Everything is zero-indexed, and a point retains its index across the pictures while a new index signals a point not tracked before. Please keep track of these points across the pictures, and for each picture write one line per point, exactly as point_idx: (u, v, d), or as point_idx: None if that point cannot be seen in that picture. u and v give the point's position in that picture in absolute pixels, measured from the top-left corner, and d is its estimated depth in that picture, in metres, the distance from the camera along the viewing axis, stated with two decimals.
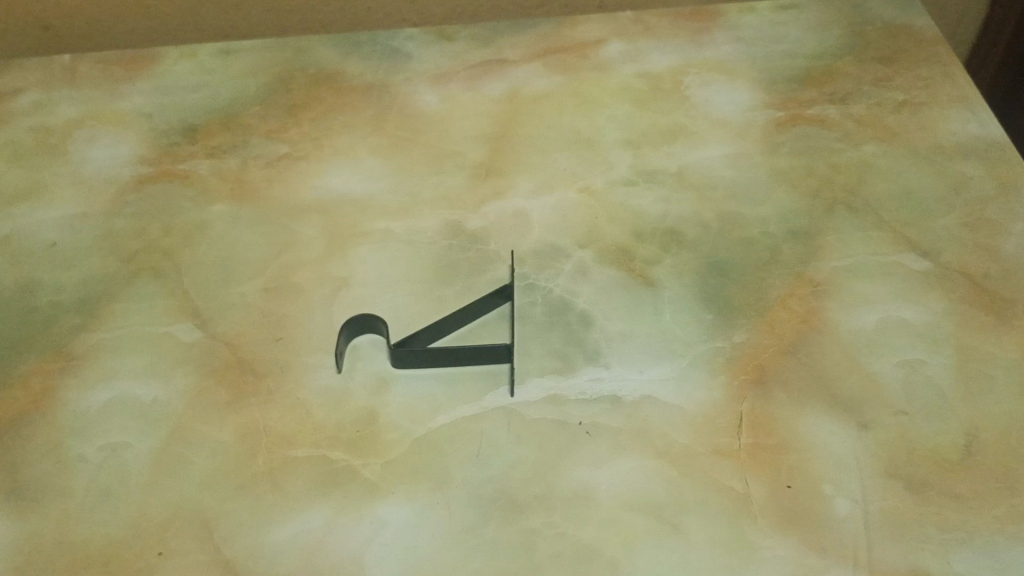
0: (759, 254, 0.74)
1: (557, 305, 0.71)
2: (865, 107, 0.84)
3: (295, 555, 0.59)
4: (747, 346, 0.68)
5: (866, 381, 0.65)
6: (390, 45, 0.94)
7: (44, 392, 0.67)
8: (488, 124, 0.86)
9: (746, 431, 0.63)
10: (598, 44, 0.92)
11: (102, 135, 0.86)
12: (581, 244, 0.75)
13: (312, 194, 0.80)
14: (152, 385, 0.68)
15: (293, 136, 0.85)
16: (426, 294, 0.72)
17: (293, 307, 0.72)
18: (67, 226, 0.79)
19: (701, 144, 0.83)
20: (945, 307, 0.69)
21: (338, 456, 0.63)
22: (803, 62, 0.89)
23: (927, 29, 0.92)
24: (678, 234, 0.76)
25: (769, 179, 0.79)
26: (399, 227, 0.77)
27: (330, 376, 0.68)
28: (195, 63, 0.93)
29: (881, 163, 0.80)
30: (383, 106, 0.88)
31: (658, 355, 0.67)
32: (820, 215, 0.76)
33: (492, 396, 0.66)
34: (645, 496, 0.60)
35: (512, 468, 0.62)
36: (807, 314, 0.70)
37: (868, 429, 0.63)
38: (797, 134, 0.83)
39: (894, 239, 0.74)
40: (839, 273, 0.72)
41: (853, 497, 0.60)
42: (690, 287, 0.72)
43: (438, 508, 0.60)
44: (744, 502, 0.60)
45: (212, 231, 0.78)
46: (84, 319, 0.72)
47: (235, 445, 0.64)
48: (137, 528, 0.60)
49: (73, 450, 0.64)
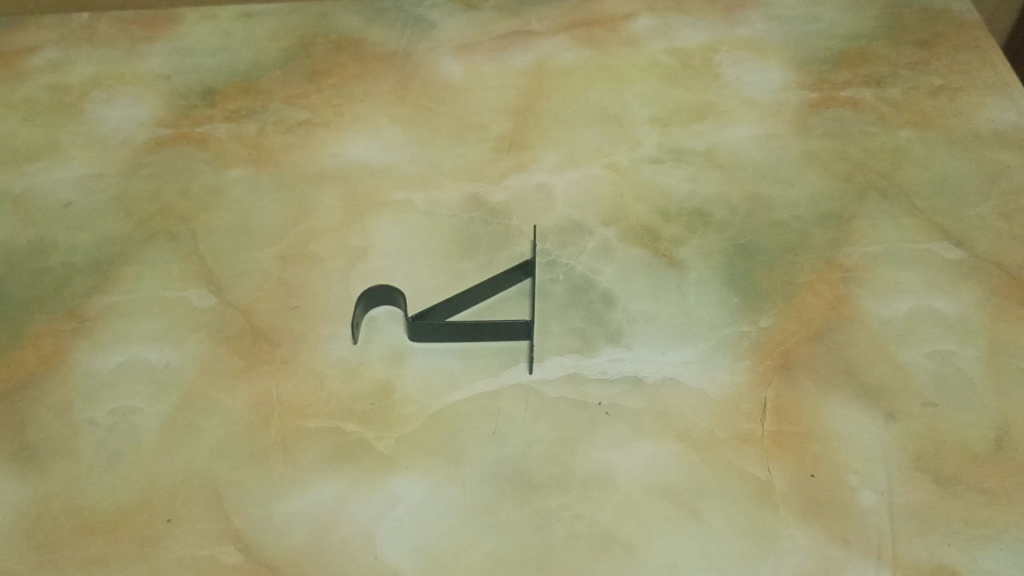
0: (788, 238, 0.72)
1: (578, 283, 0.70)
2: (901, 90, 0.82)
3: (306, 528, 0.58)
4: (773, 331, 0.66)
5: (895, 371, 0.64)
6: (415, 13, 0.92)
7: (55, 353, 0.66)
8: (513, 96, 0.84)
9: (770, 417, 0.62)
10: (628, 18, 0.90)
11: (120, 95, 0.85)
12: (605, 222, 0.73)
13: (332, 162, 0.79)
14: (165, 350, 0.66)
15: (314, 103, 0.84)
16: (445, 268, 0.71)
17: (310, 275, 0.71)
18: (83, 185, 0.77)
19: (731, 124, 0.81)
20: (978, 298, 0.68)
21: (352, 429, 0.62)
22: (837, 43, 0.87)
23: (966, 14, 0.89)
24: (705, 215, 0.74)
25: (800, 161, 0.77)
26: (419, 198, 0.76)
27: (345, 347, 0.66)
28: (216, 26, 0.91)
29: (915, 148, 0.78)
30: (407, 74, 0.86)
31: (680, 337, 0.66)
32: (851, 200, 0.74)
33: (509, 373, 0.64)
34: (665, 480, 0.59)
35: (530, 447, 0.60)
36: (836, 300, 0.68)
37: (895, 420, 0.61)
38: (830, 116, 0.81)
39: (927, 227, 0.72)
40: (870, 259, 0.70)
41: (879, 489, 0.58)
42: (716, 269, 0.70)
43: (453, 484, 0.59)
44: (766, 490, 0.58)
45: (229, 197, 0.76)
46: (97, 281, 0.71)
47: (247, 414, 0.63)
48: (145, 494, 0.59)
49: (84, 413, 0.63)
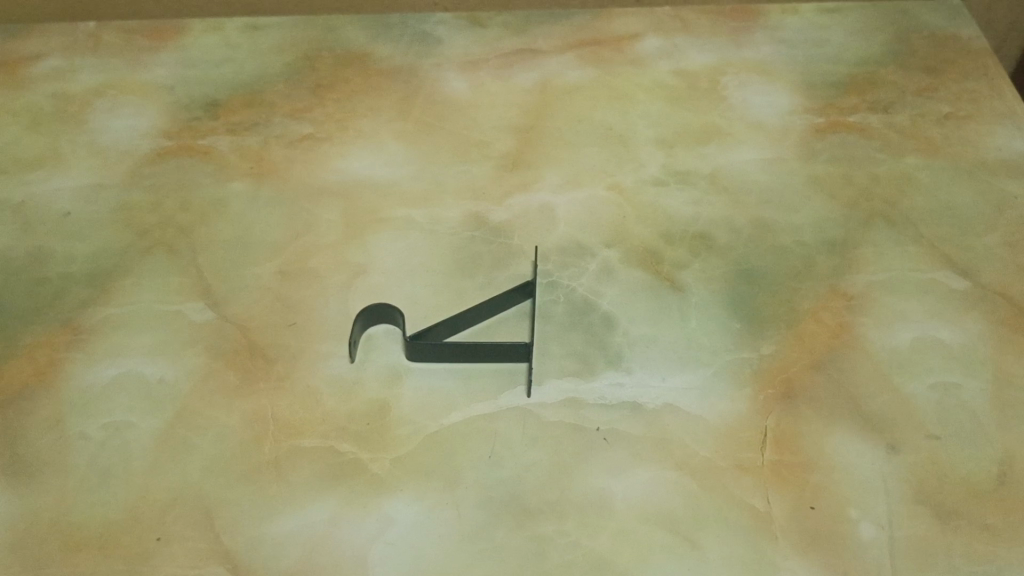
0: (792, 263, 0.71)
1: (579, 305, 0.69)
2: (908, 117, 0.82)
3: (297, 549, 0.57)
4: (775, 358, 0.65)
5: (897, 402, 0.63)
6: (422, 29, 0.91)
7: (49, 365, 0.66)
8: (518, 114, 0.83)
9: (771, 447, 0.61)
10: (634, 38, 0.90)
11: (123, 105, 0.84)
12: (607, 243, 0.73)
13: (334, 177, 0.78)
14: (160, 365, 0.66)
15: (317, 117, 0.83)
16: (446, 287, 0.70)
17: (308, 291, 0.70)
18: (83, 196, 0.77)
19: (736, 146, 0.80)
20: (983, 329, 0.67)
21: (346, 449, 0.61)
22: (845, 67, 0.86)
23: (975, 40, 0.89)
24: (708, 238, 0.73)
25: (805, 186, 0.77)
26: (421, 215, 0.75)
27: (342, 366, 0.65)
28: (222, 37, 0.91)
29: (921, 176, 0.77)
30: (411, 90, 0.86)
31: (681, 363, 0.65)
32: (856, 227, 0.74)
33: (507, 395, 0.64)
34: (663, 508, 0.58)
35: (526, 471, 0.60)
36: (839, 328, 0.67)
37: (897, 452, 0.60)
38: (836, 141, 0.80)
39: (932, 256, 0.71)
40: (875, 287, 0.70)
41: (880, 523, 0.57)
42: (719, 293, 0.69)
43: (448, 508, 0.58)
44: (766, 521, 0.57)
45: (229, 210, 0.76)
46: (94, 292, 0.70)
47: (241, 431, 0.62)
48: (136, 511, 0.58)
49: (76, 427, 0.62)
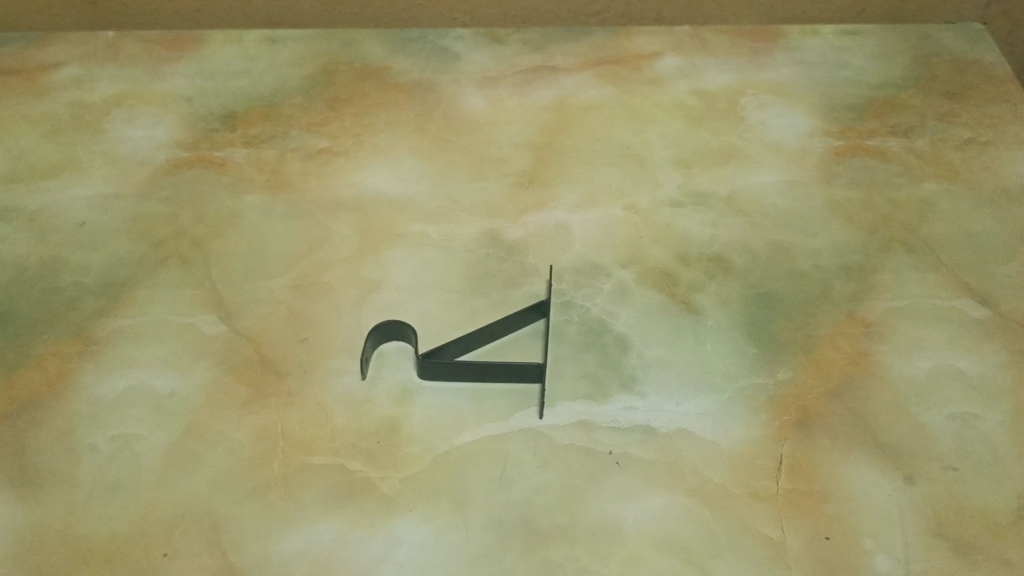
0: (811, 288, 0.70)
1: (594, 326, 0.68)
2: (929, 142, 0.81)
3: (302, 568, 0.56)
4: (792, 384, 0.64)
5: (915, 432, 0.62)
6: (440, 44, 0.91)
7: (59, 375, 0.65)
8: (534, 132, 0.83)
9: (786, 475, 0.60)
10: (653, 57, 0.89)
11: (141, 115, 0.84)
12: (623, 264, 0.72)
13: (349, 191, 0.78)
14: (170, 377, 0.65)
15: (334, 131, 0.83)
16: (459, 304, 0.69)
17: (320, 306, 0.69)
18: (99, 206, 0.77)
19: (755, 168, 0.79)
20: (1003, 359, 0.66)
21: (355, 467, 0.60)
22: (866, 90, 0.85)
23: (997, 66, 0.88)
24: (726, 261, 0.72)
25: (824, 210, 0.76)
26: (435, 231, 0.74)
27: (352, 382, 0.65)
28: (240, 49, 0.91)
29: (942, 202, 0.76)
30: (428, 106, 0.85)
31: (696, 387, 0.64)
32: (875, 252, 0.73)
33: (519, 416, 0.63)
34: (675, 535, 0.57)
35: (537, 494, 0.59)
36: (857, 356, 0.66)
37: (914, 483, 0.59)
38: (856, 164, 0.79)
39: (952, 284, 0.70)
40: (893, 314, 0.69)
41: (896, 555, 0.56)
42: (736, 317, 0.68)
43: (456, 530, 0.57)
44: (780, 551, 0.56)
45: (244, 222, 0.75)
46: (107, 303, 0.70)
47: (249, 446, 0.61)
48: (142, 525, 0.58)
49: (84, 439, 0.62)
